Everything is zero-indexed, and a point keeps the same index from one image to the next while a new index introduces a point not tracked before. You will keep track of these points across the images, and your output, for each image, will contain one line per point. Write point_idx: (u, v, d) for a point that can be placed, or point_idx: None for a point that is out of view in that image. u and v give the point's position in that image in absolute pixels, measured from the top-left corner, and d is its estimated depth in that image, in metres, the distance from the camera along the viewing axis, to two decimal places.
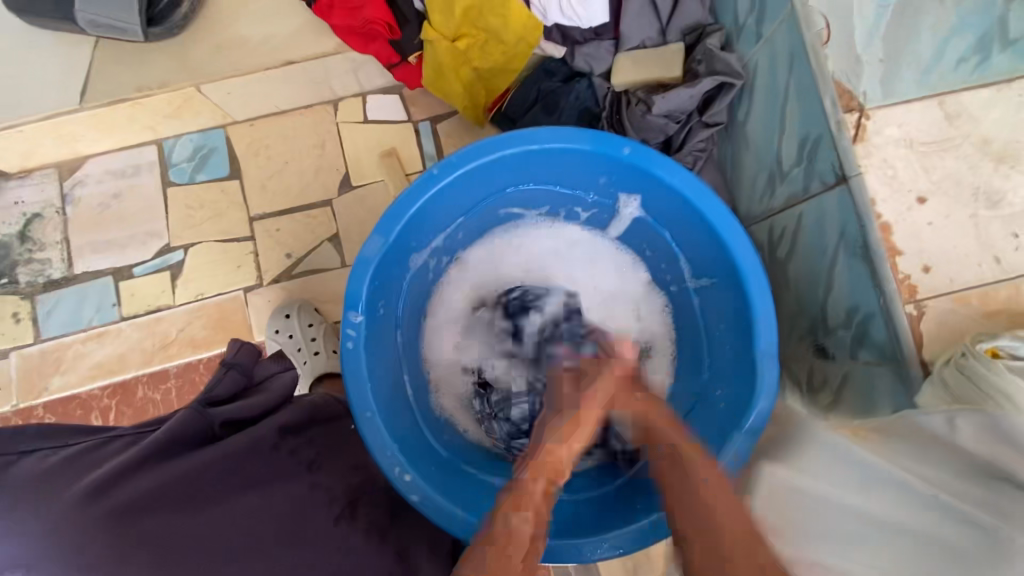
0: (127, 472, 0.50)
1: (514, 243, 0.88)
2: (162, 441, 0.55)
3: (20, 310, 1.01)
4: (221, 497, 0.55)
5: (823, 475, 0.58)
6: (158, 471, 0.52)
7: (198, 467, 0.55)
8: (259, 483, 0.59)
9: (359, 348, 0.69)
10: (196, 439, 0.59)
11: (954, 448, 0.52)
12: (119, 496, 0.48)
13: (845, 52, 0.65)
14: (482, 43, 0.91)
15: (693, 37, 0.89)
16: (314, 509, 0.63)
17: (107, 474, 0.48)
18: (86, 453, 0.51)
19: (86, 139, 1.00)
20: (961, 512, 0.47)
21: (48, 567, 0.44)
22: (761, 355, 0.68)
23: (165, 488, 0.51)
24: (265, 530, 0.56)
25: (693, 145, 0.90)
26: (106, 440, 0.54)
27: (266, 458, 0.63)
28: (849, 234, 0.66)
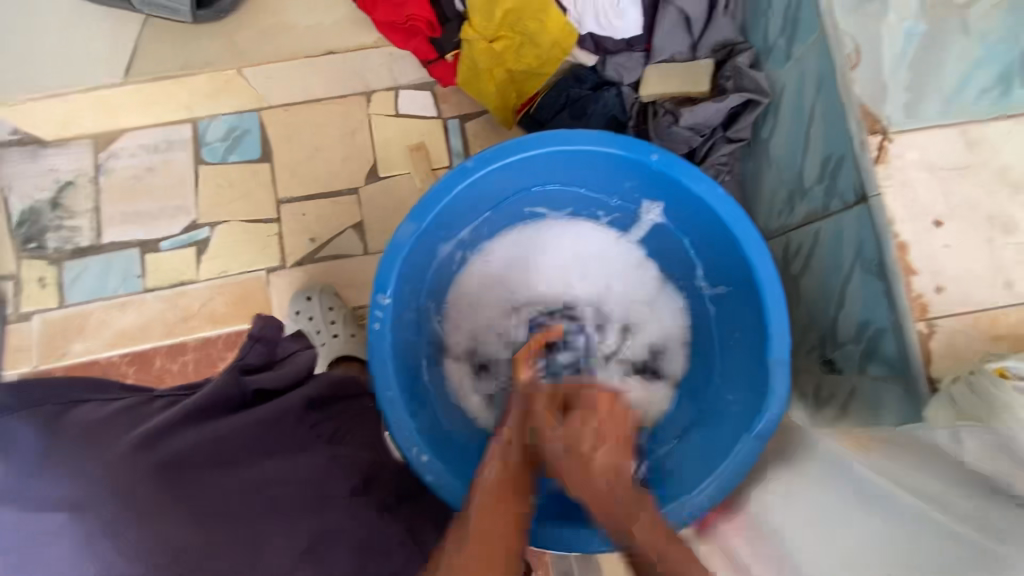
0: (171, 426, 0.55)
1: (533, 242, 0.90)
2: (197, 405, 0.59)
3: (47, 274, 1.03)
4: (249, 461, 0.59)
5: (825, 488, 0.63)
6: (197, 429, 0.57)
7: (228, 432, 0.59)
8: (283, 454, 0.63)
9: (385, 330, 0.71)
10: (230, 406, 0.64)
11: (957, 462, 0.54)
12: (161, 448, 0.52)
13: (871, 76, 0.67)
14: (518, 45, 0.94)
15: (722, 54, 0.92)
16: (338, 480, 0.65)
17: (153, 428, 0.53)
18: (131, 410, 0.56)
19: (125, 112, 1.02)
20: (953, 529, 0.50)
21: (97, 506, 0.47)
22: (773, 364, 0.70)
23: (200, 446, 0.55)
24: (291, 494, 0.59)
25: (716, 158, 0.92)
26: (150, 399, 0.60)
27: (290, 432, 0.67)
28: (866, 252, 0.68)
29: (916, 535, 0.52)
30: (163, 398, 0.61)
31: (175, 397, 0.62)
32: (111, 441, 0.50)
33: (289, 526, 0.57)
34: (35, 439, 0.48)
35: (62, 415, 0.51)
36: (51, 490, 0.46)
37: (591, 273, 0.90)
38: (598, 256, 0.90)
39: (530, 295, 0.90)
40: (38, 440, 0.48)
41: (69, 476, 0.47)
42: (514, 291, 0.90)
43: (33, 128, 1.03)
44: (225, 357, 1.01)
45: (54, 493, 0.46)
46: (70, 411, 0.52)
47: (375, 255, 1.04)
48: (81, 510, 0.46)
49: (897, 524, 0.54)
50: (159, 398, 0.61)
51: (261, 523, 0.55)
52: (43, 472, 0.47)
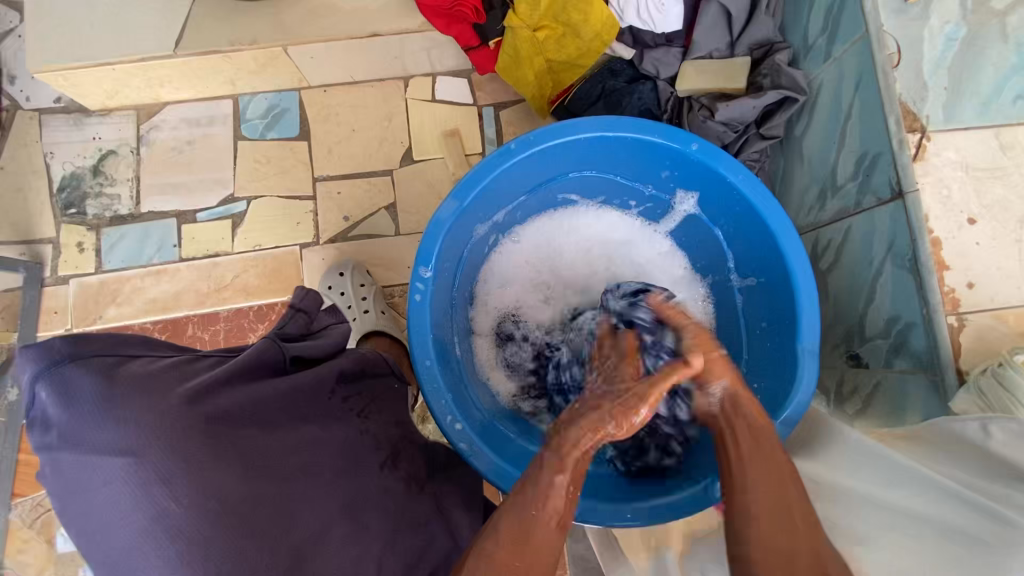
0: (220, 384, 0.57)
1: (565, 226, 0.92)
2: (245, 365, 0.61)
3: (85, 240, 1.05)
4: (287, 425, 0.61)
5: (858, 476, 0.60)
6: (243, 389, 0.59)
7: (270, 395, 0.61)
8: (317, 420, 0.65)
9: (425, 301, 0.74)
10: (270, 369, 0.66)
11: (986, 453, 0.54)
12: (210, 404, 0.54)
13: (912, 78, 0.70)
14: (560, 36, 0.96)
15: (761, 52, 0.94)
16: (365, 451, 0.68)
17: (204, 384, 0.55)
18: (180, 366, 0.56)
19: (170, 86, 1.05)
20: (990, 509, 0.48)
21: (154, 453, 0.49)
22: (802, 352, 0.71)
23: (244, 406, 0.57)
24: (325, 459, 0.61)
25: (748, 154, 0.94)
26: (197, 357, 0.61)
27: (322, 401, 0.68)
28: (897, 247, 0.70)
29: (954, 520, 0.50)
30: (207, 359, 0.62)
31: (217, 360, 0.63)
32: (163, 393, 0.52)
33: (323, 489, 0.59)
34: (94, 386, 0.49)
35: (116, 367, 0.51)
36: (110, 437, 0.48)
37: (622, 259, 0.91)
38: (628, 243, 0.92)
39: (560, 278, 0.92)
40: (97, 387, 0.49)
41: (127, 425, 0.49)
42: (544, 272, 0.92)
43: (80, 97, 1.05)
44: (255, 329, 1.03)
45: (113, 440, 0.48)
46: (124, 363, 0.53)
47: (406, 236, 1.06)
48: (138, 458, 0.48)
49: (927, 506, 0.52)
50: (202, 358, 0.62)
51: (299, 484, 0.57)
52: (105, 419, 0.49)
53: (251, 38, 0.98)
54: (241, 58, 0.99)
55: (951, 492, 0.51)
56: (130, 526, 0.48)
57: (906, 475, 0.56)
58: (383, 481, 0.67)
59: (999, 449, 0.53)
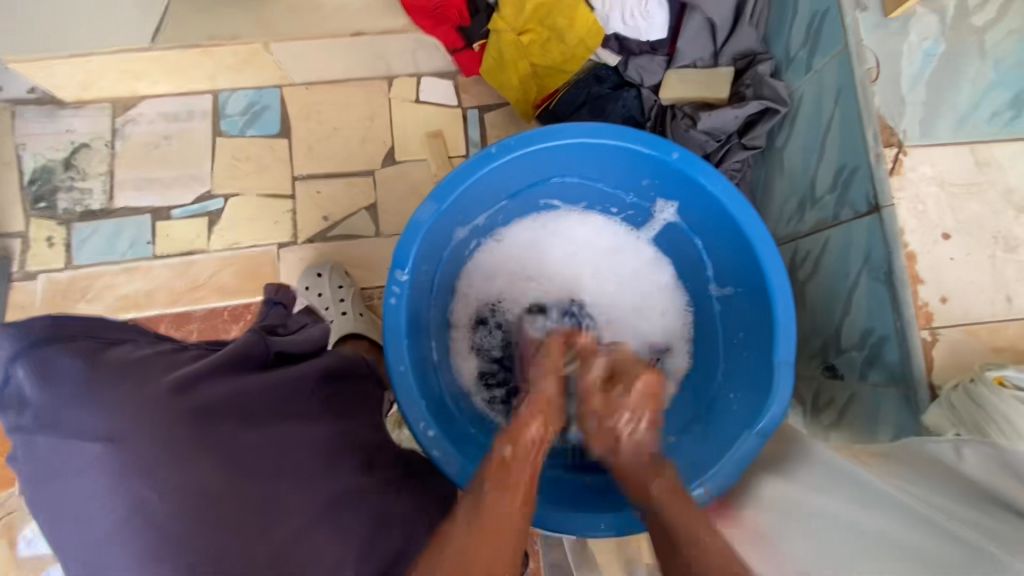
0: (205, 375, 0.55)
1: (549, 229, 0.91)
2: (227, 358, 0.60)
3: (55, 235, 1.02)
4: (270, 420, 0.59)
5: (831, 495, 0.60)
6: (229, 381, 0.57)
7: (255, 388, 0.60)
8: (300, 417, 0.63)
9: (401, 305, 0.72)
10: (254, 363, 0.64)
11: (956, 473, 0.54)
12: (194, 393, 0.53)
13: (890, 92, 0.70)
14: (544, 41, 0.97)
15: (744, 63, 0.95)
16: (351, 451, 0.65)
17: (186, 374, 0.53)
18: (165, 356, 0.56)
19: (148, 79, 1.03)
20: (961, 536, 0.47)
21: (134, 440, 0.47)
22: (778, 364, 0.71)
23: (230, 399, 0.56)
24: (309, 456, 0.60)
25: (728, 164, 0.94)
26: (180, 348, 0.60)
27: (307, 397, 0.67)
28: (874, 260, 0.70)
29: (919, 543, 0.50)
30: (192, 350, 0.61)
31: (202, 351, 0.62)
32: (147, 380, 0.51)
33: (308, 487, 0.57)
34: (77, 368, 0.48)
35: (99, 351, 0.51)
36: (89, 420, 0.47)
37: (604, 266, 0.91)
38: (612, 249, 0.91)
39: (542, 283, 0.91)
40: (79, 369, 0.48)
41: (106, 409, 0.47)
42: (525, 276, 0.91)
43: (53, 88, 1.03)
44: (229, 329, 1.01)
45: (91, 423, 0.47)
46: (108, 349, 0.52)
47: (387, 237, 1.05)
48: (118, 442, 0.47)
49: (896, 529, 0.52)
50: (186, 349, 0.61)
51: (282, 479, 0.55)
52: (83, 404, 0.47)
53: (230, 34, 0.97)
54: (221, 53, 0.98)
55: (921, 517, 0.51)
56: (103, 511, 0.46)
57: (876, 497, 0.56)
58: (368, 478, 0.65)
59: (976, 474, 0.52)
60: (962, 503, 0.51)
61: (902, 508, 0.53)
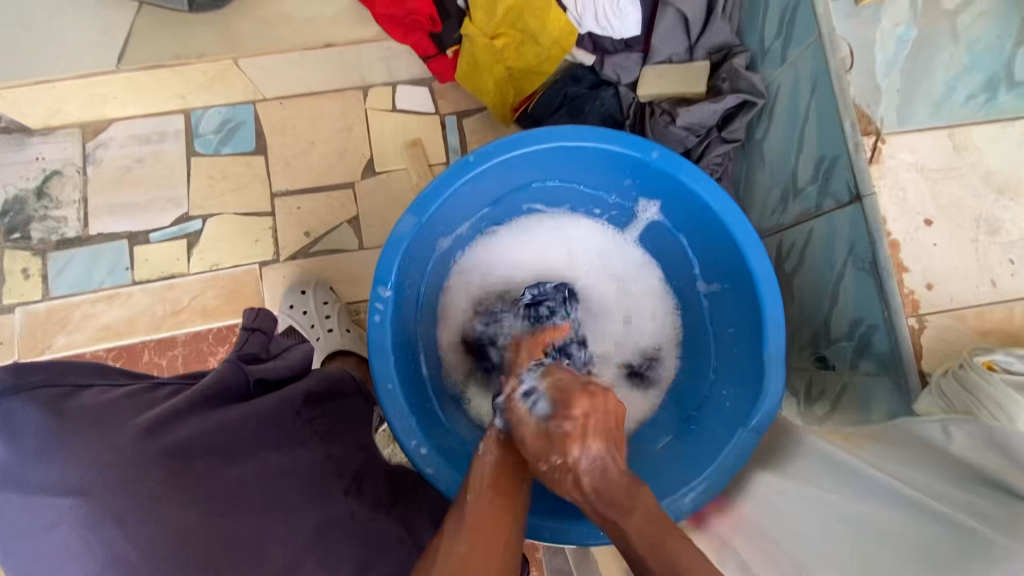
0: (178, 417, 0.54)
1: (540, 235, 0.90)
2: (201, 392, 0.58)
3: (30, 266, 1.00)
4: (251, 453, 0.58)
5: (817, 483, 0.62)
6: (203, 419, 0.56)
7: (231, 422, 0.58)
8: (282, 448, 0.62)
9: (386, 322, 0.72)
10: (231, 395, 0.63)
11: (948, 457, 0.53)
12: (167, 436, 0.51)
13: (865, 79, 0.69)
14: (518, 44, 0.95)
15: (719, 56, 0.94)
16: (334, 476, 0.64)
17: (157, 416, 0.52)
18: (136, 397, 0.54)
19: (117, 102, 1.01)
20: (951, 518, 0.48)
21: (105, 492, 0.46)
22: (768, 359, 0.71)
23: (206, 435, 0.55)
24: (294, 485, 0.59)
25: (710, 159, 0.94)
26: (154, 385, 0.59)
27: (289, 425, 0.66)
28: (858, 250, 0.70)
29: (904, 526, 0.51)
30: (167, 386, 0.60)
31: (178, 386, 0.61)
32: (116, 426, 0.49)
33: (295, 518, 0.56)
34: (39, 419, 0.47)
35: (65, 399, 0.49)
36: (54, 475, 0.45)
37: (586, 269, 0.91)
38: (591, 250, 0.91)
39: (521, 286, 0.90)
40: (43, 421, 0.47)
41: (73, 461, 0.46)
42: (506, 281, 0.90)
43: (19, 115, 1.00)
44: (215, 352, 0.99)
45: (57, 476, 0.45)
46: (73, 395, 0.50)
47: (370, 250, 1.04)
48: (88, 495, 0.46)
49: (885, 516, 0.53)
50: (160, 386, 0.60)
51: (266, 514, 0.54)
52: (49, 458, 0.46)
53: (198, 52, 0.97)
54: (188, 72, 0.98)
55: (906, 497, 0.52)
56: (78, 568, 0.45)
57: (861, 482, 0.57)
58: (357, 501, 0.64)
59: (959, 451, 0.52)
60: (948, 482, 0.51)
61: (886, 491, 0.54)
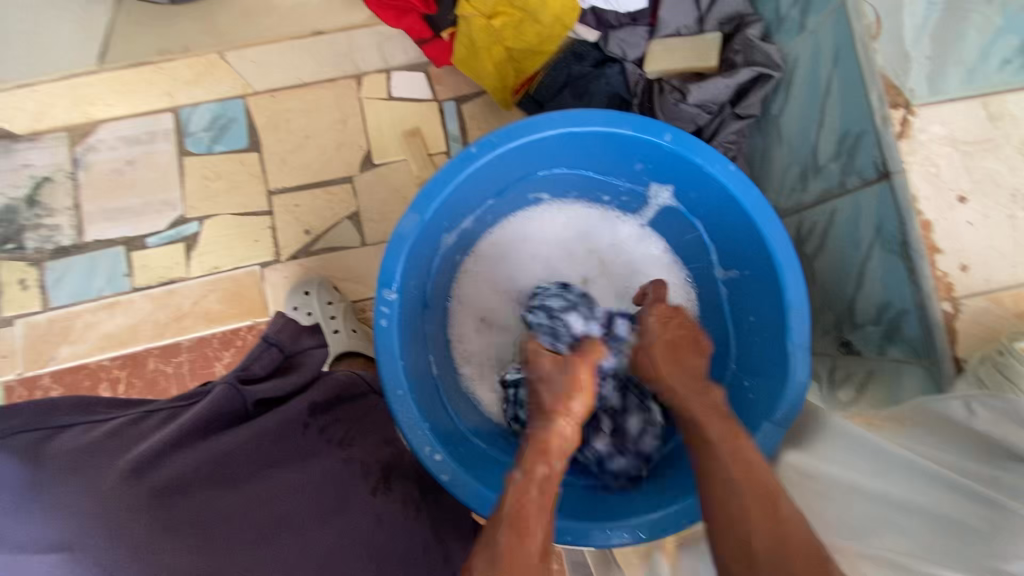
0: (166, 451, 0.51)
1: (528, 228, 0.87)
2: (196, 419, 0.57)
3: (28, 276, 0.98)
4: (250, 477, 0.56)
5: (835, 459, 0.59)
6: (196, 450, 0.54)
7: (226, 449, 0.56)
8: (289, 462, 0.60)
9: (393, 326, 0.69)
10: (227, 420, 0.61)
11: (966, 431, 0.50)
12: (157, 474, 0.49)
13: (894, 47, 0.64)
14: (517, 22, 0.90)
15: (731, 27, 0.89)
16: (350, 483, 0.62)
17: (144, 453, 0.49)
18: (122, 433, 0.52)
19: (103, 102, 0.97)
20: (969, 488, 0.47)
21: (93, 548, 0.44)
22: (793, 347, 0.67)
23: (199, 466, 0.52)
24: (302, 506, 0.57)
25: (724, 137, 0.89)
26: (142, 416, 0.57)
27: (296, 438, 0.63)
28: (886, 230, 0.66)
29: (937, 505, 0.48)
30: (155, 416, 0.58)
31: (172, 411, 0.60)
32: (99, 471, 0.47)
33: (303, 541, 0.55)
34: (17, 473, 0.44)
35: (42, 444, 0.47)
36: (38, 529, 0.43)
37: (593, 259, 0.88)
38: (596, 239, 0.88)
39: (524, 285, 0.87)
40: (20, 473, 0.44)
41: (55, 517, 0.43)
42: (509, 281, 0.87)
43: (4, 122, 0.97)
44: (220, 358, 0.97)
45: (42, 532, 0.43)
46: (54, 437, 0.48)
47: (372, 246, 1.00)
48: (74, 550, 0.43)
49: (913, 492, 0.50)
50: (150, 415, 0.58)
51: (269, 543, 0.52)
52: (31, 514, 0.43)
53: (183, 47, 0.97)
54: (173, 67, 0.97)
55: (926, 472, 0.50)
56: None
57: (881, 456, 0.54)
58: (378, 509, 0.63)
59: (982, 428, 0.48)
60: (969, 457, 0.49)
61: (910, 467, 0.51)
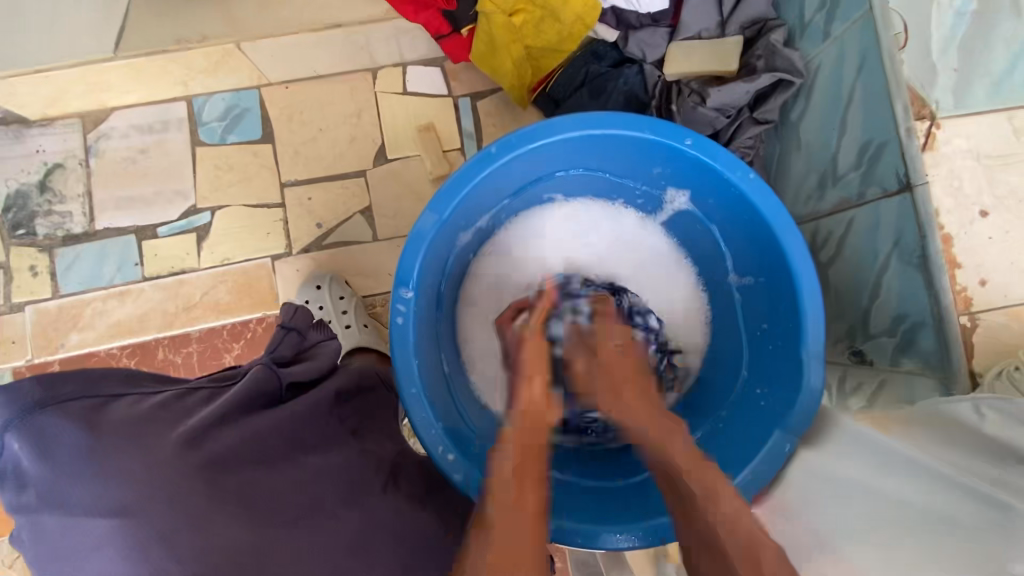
0: (216, 427, 0.51)
1: (536, 228, 0.86)
2: (240, 399, 0.56)
3: (38, 263, 0.98)
4: (285, 456, 0.55)
5: (851, 463, 0.58)
6: (242, 428, 0.54)
7: (269, 427, 0.56)
8: (319, 447, 0.60)
9: (408, 324, 0.69)
10: (266, 400, 0.60)
11: (979, 437, 0.50)
12: (207, 449, 0.49)
13: (920, 59, 0.64)
14: (538, 20, 0.89)
15: (754, 31, 0.88)
16: (370, 471, 0.62)
17: (196, 427, 0.50)
18: (170, 406, 0.52)
19: (115, 89, 0.96)
20: (971, 487, 0.45)
21: (147, 515, 0.44)
22: (806, 356, 0.67)
23: (245, 442, 0.52)
24: (334, 490, 0.56)
25: (742, 140, 0.88)
26: (188, 391, 0.56)
27: (325, 423, 0.63)
28: (905, 243, 0.66)
29: (941, 506, 0.47)
30: (200, 392, 0.57)
31: (214, 390, 0.58)
32: (154, 439, 0.47)
33: (339, 524, 0.54)
34: (74, 437, 0.44)
35: (98, 411, 0.47)
36: (93, 495, 0.43)
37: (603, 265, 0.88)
38: (601, 251, 0.87)
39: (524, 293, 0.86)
40: (79, 437, 0.45)
41: (112, 483, 0.44)
42: (513, 289, 0.86)
43: (18, 107, 0.96)
44: (230, 349, 0.97)
45: (96, 499, 0.43)
46: (106, 407, 0.48)
47: (384, 242, 1.00)
48: (128, 517, 0.43)
49: (917, 494, 0.49)
50: (195, 391, 0.57)
51: (308, 526, 0.52)
52: (87, 479, 0.44)
53: (200, 36, 0.94)
54: (188, 57, 0.94)
55: (934, 473, 0.49)
56: None
57: (895, 462, 0.53)
58: (393, 502, 0.61)
59: (993, 431, 0.49)
60: (982, 462, 0.48)
61: (920, 467, 0.50)
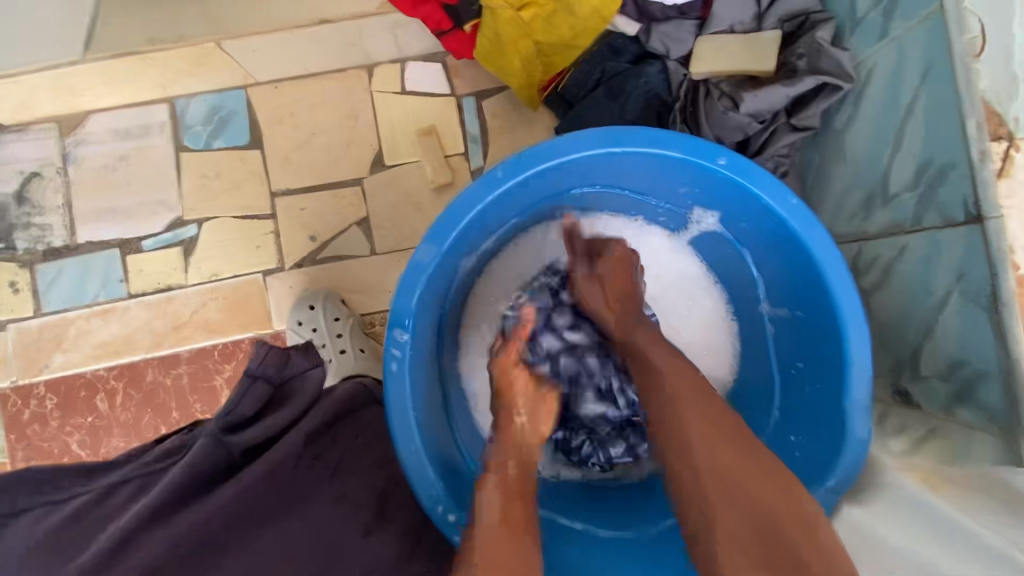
0: (133, 538, 0.47)
1: (550, 241, 0.78)
2: (169, 491, 0.50)
3: (19, 279, 0.92)
4: (225, 546, 0.51)
5: (891, 523, 0.51)
6: (168, 529, 0.49)
7: (203, 518, 0.50)
8: (275, 516, 0.54)
9: (404, 370, 0.62)
10: (210, 476, 0.53)
11: None
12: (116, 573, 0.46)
13: (1001, 66, 0.52)
14: (549, 14, 0.80)
15: (793, 25, 0.78)
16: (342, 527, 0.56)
17: (104, 548, 0.46)
18: (86, 516, 0.48)
19: (90, 92, 0.89)
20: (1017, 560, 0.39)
21: None
22: (851, 408, 0.60)
23: (169, 549, 0.48)
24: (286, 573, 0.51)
25: (776, 148, 0.79)
26: (120, 482, 0.52)
27: (288, 485, 0.55)
28: (970, 280, 0.57)
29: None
30: (136, 476, 0.52)
31: (150, 470, 0.53)
32: None
33: None
34: None
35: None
36: None
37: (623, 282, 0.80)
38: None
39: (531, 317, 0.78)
40: None
41: None
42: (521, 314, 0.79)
43: None
44: (222, 370, 0.91)
45: None
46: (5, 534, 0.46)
47: (383, 255, 0.93)
48: None
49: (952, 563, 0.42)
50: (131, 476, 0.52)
51: None
52: None
53: (177, 36, 0.84)
54: (165, 58, 0.85)
55: (973, 540, 0.42)
56: None
57: (938, 524, 0.46)
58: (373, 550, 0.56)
59: None
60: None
61: (963, 537, 0.43)
